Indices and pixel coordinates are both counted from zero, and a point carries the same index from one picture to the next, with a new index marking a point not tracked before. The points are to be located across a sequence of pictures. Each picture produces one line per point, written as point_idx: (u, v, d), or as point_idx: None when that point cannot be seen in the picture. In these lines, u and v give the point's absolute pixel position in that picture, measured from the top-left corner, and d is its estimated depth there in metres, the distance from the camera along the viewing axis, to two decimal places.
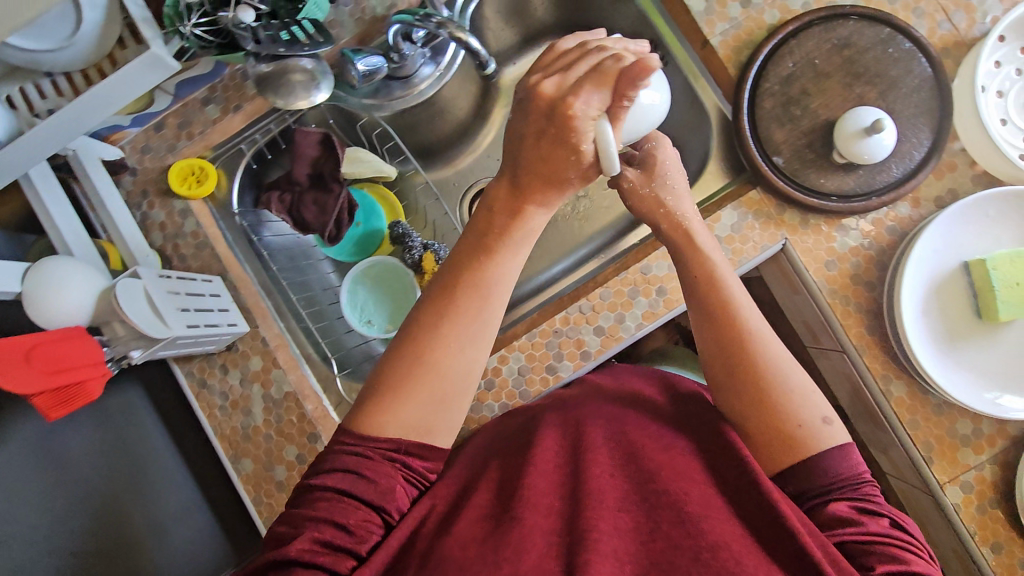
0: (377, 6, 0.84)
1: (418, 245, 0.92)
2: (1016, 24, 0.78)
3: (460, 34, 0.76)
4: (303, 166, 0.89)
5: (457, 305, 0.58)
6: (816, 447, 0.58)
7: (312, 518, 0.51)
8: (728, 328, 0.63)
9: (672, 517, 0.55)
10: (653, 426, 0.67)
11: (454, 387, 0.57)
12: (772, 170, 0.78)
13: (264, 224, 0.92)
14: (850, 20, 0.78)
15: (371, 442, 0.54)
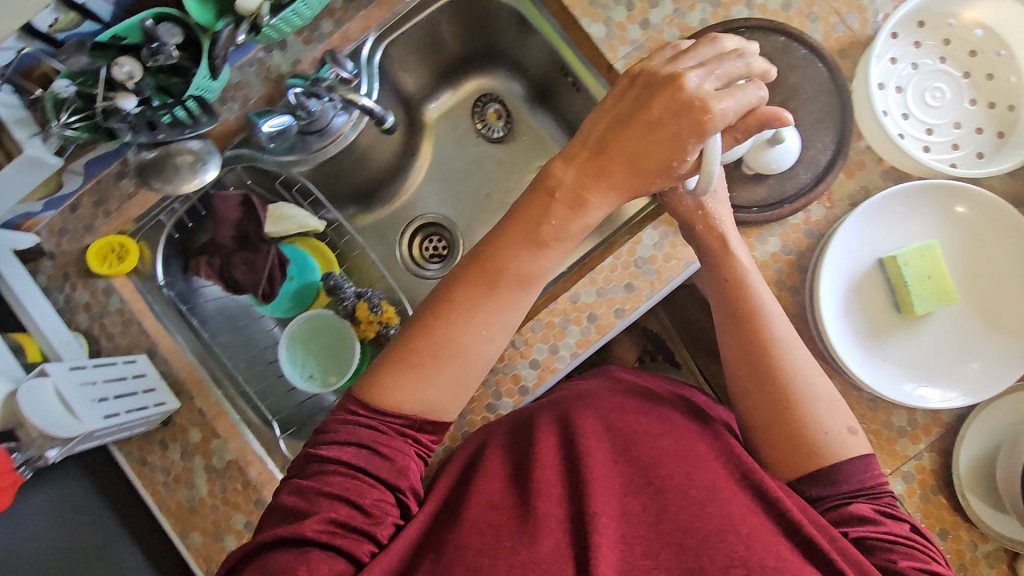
0: (281, 64, 0.85)
1: (351, 294, 0.91)
2: (906, 20, 0.79)
3: (350, 95, 0.79)
4: (227, 229, 0.88)
5: (497, 295, 0.61)
6: (841, 454, 0.62)
7: (330, 493, 0.56)
8: (760, 324, 0.68)
9: (685, 499, 0.58)
10: (659, 412, 0.71)
11: (473, 372, 0.62)
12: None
13: (197, 290, 0.92)
14: (745, 34, 0.80)
15: (382, 417, 0.60)
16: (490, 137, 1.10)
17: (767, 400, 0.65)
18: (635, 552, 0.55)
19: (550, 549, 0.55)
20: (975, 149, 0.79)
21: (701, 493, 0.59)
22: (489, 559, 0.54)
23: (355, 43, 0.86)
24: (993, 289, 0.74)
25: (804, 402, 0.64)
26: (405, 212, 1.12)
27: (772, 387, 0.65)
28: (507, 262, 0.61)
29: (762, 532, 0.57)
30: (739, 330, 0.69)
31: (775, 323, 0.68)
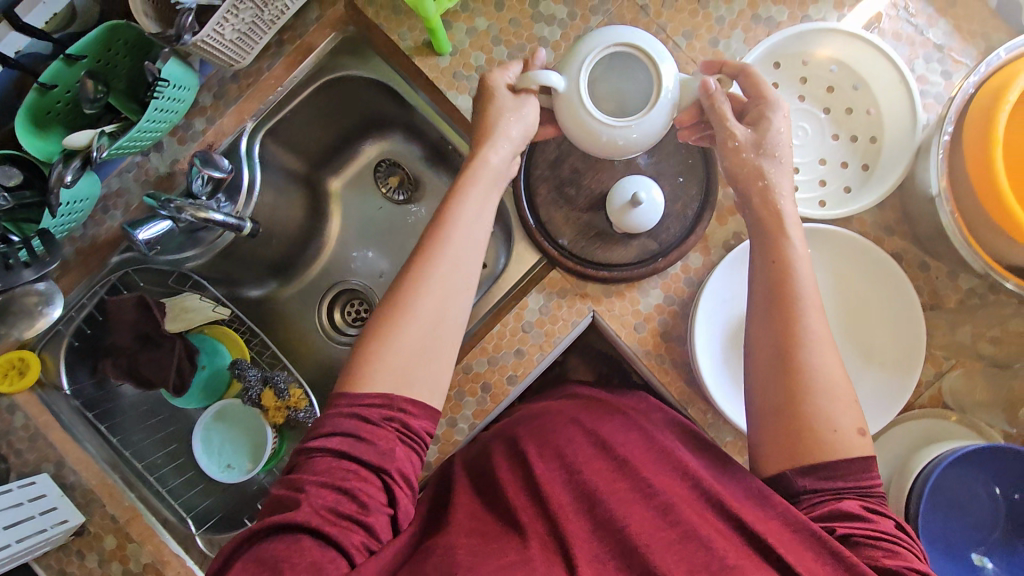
0: (160, 166, 0.86)
1: (255, 381, 0.92)
2: (760, 64, 0.81)
3: (202, 213, 0.79)
4: (126, 332, 0.90)
5: (428, 255, 0.67)
6: (843, 452, 0.60)
7: (315, 482, 0.57)
8: (799, 321, 0.63)
9: (650, 504, 0.61)
10: (620, 426, 0.74)
11: (426, 333, 0.64)
12: (559, 251, 0.82)
13: (109, 394, 0.93)
14: None
15: (364, 401, 0.60)
16: (396, 200, 1.11)
17: (773, 374, 0.63)
18: (609, 564, 0.57)
19: (538, 553, 0.57)
20: (842, 184, 0.80)
21: (665, 499, 0.61)
22: (480, 557, 0.55)
23: (231, 137, 0.87)
24: (875, 304, 0.75)
25: (825, 402, 0.61)
26: (322, 282, 1.13)
27: (792, 380, 0.62)
28: (448, 230, 0.68)
29: (728, 540, 0.57)
30: (777, 319, 0.64)
31: (811, 319, 0.64)
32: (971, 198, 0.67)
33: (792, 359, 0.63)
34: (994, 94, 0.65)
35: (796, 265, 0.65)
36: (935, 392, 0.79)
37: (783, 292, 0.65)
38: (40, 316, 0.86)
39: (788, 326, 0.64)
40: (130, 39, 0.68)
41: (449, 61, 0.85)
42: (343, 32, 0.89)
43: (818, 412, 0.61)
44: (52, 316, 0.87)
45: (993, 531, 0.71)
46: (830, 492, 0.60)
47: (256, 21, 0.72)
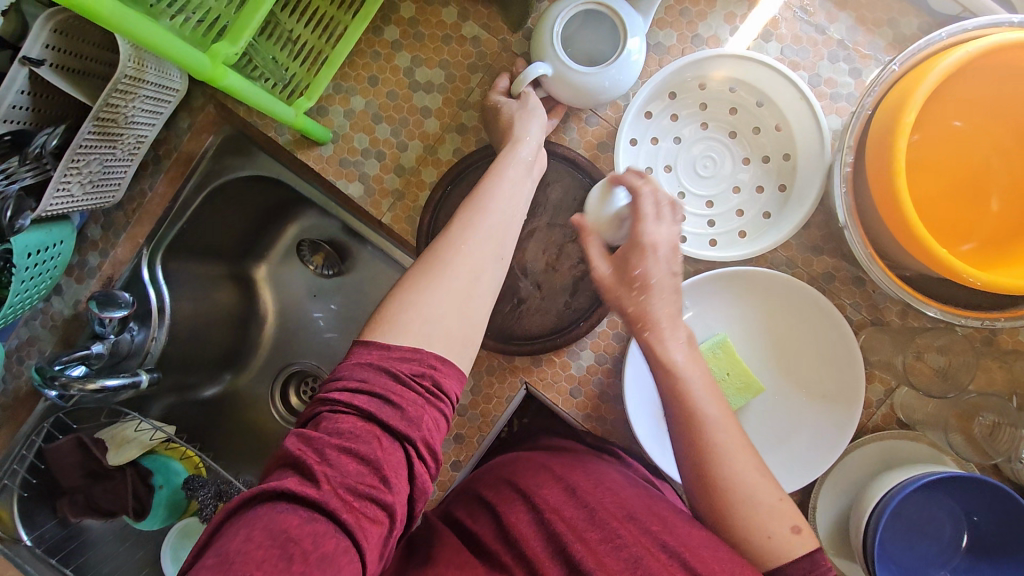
0: (63, 308, 0.84)
1: (210, 501, 0.91)
2: (654, 97, 0.75)
3: (92, 383, 0.75)
4: (72, 473, 0.89)
5: (464, 212, 0.61)
6: (787, 555, 0.55)
7: (341, 445, 0.47)
8: (703, 436, 0.57)
9: (619, 556, 0.57)
10: (591, 475, 0.67)
11: (464, 280, 0.57)
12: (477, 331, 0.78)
13: (73, 532, 0.92)
14: None
15: (392, 356, 0.52)
16: (326, 275, 1.08)
17: (705, 496, 0.57)
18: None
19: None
20: (760, 210, 0.76)
21: (633, 551, 0.57)
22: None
23: (129, 266, 0.85)
24: (805, 339, 0.71)
25: (750, 510, 0.56)
26: (272, 366, 1.10)
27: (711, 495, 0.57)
28: (485, 186, 0.64)
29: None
30: (684, 435, 0.58)
31: (718, 428, 0.57)
32: (880, 225, 0.62)
33: (707, 472, 0.57)
34: (892, 115, 0.59)
35: (690, 380, 0.58)
36: (887, 410, 0.74)
37: (684, 411, 0.58)
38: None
39: (697, 441, 0.57)
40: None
41: (332, 149, 0.81)
42: (222, 133, 0.85)
43: (743, 517, 0.56)
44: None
45: (954, 555, 0.68)
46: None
47: (108, 163, 0.69)
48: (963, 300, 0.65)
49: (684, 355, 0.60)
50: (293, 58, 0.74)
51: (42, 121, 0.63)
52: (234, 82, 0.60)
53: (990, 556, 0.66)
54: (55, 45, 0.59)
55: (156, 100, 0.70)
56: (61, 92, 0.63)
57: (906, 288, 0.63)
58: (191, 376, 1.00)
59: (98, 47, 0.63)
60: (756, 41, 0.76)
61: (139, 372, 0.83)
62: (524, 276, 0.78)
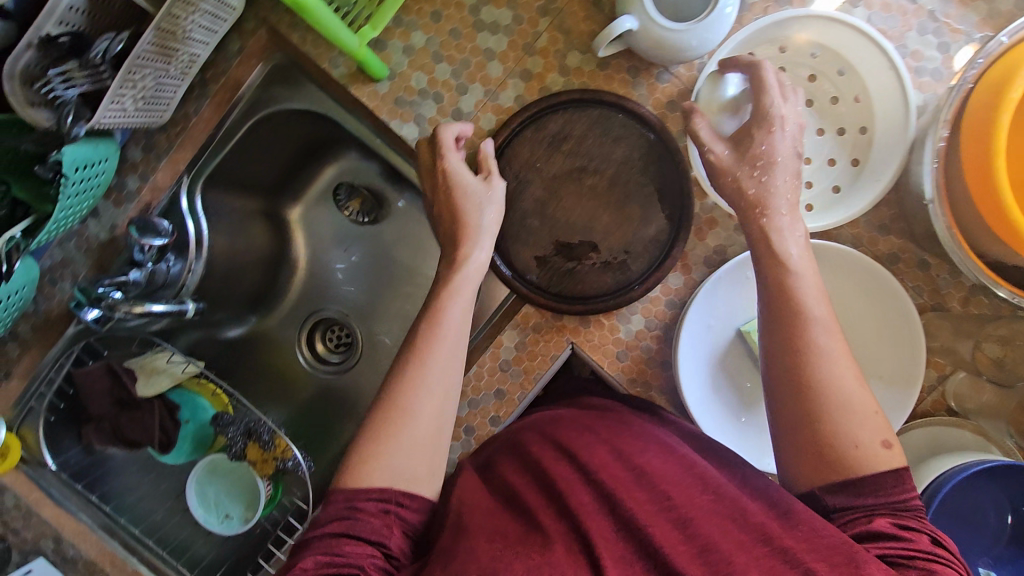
0: (99, 232, 0.82)
1: (239, 437, 0.92)
2: (731, 58, 0.72)
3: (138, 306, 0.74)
4: (101, 400, 0.88)
5: (417, 344, 0.62)
6: (867, 469, 0.53)
7: (316, 559, 0.51)
8: (804, 336, 0.57)
9: (666, 510, 0.55)
10: (644, 438, 0.66)
11: (423, 428, 0.58)
12: (530, 289, 0.76)
13: (98, 459, 0.91)
14: (597, 106, 0.74)
15: (362, 494, 0.55)
16: (361, 222, 1.06)
17: (796, 392, 0.56)
18: (636, 567, 0.51)
19: (564, 558, 0.51)
20: (831, 183, 0.73)
21: (683, 514, 0.54)
22: (505, 561, 0.50)
23: (168, 192, 0.82)
24: (869, 315, 0.69)
25: (844, 418, 0.54)
26: (301, 311, 1.08)
27: (803, 400, 0.56)
28: (445, 302, 0.64)
29: (746, 550, 0.51)
30: (784, 335, 0.58)
31: (820, 333, 0.57)
32: (969, 204, 0.60)
33: (804, 375, 0.56)
34: (995, 91, 0.56)
35: (795, 283, 0.60)
36: (938, 396, 0.73)
37: (792, 303, 0.59)
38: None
39: (795, 335, 0.57)
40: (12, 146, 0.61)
41: (388, 86, 0.77)
42: (271, 61, 0.81)
43: (836, 422, 0.55)
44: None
45: (997, 544, 0.68)
46: (858, 503, 0.53)
47: (161, 81, 0.65)
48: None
49: (796, 254, 0.61)
50: None
51: (97, 26, 0.60)
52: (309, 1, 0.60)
53: None
54: None
55: (213, 16, 0.66)
56: None
57: (986, 271, 0.61)
58: (221, 314, 0.98)
59: None
60: (843, 6, 0.72)
61: (186, 301, 0.83)
62: (582, 232, 0.76)
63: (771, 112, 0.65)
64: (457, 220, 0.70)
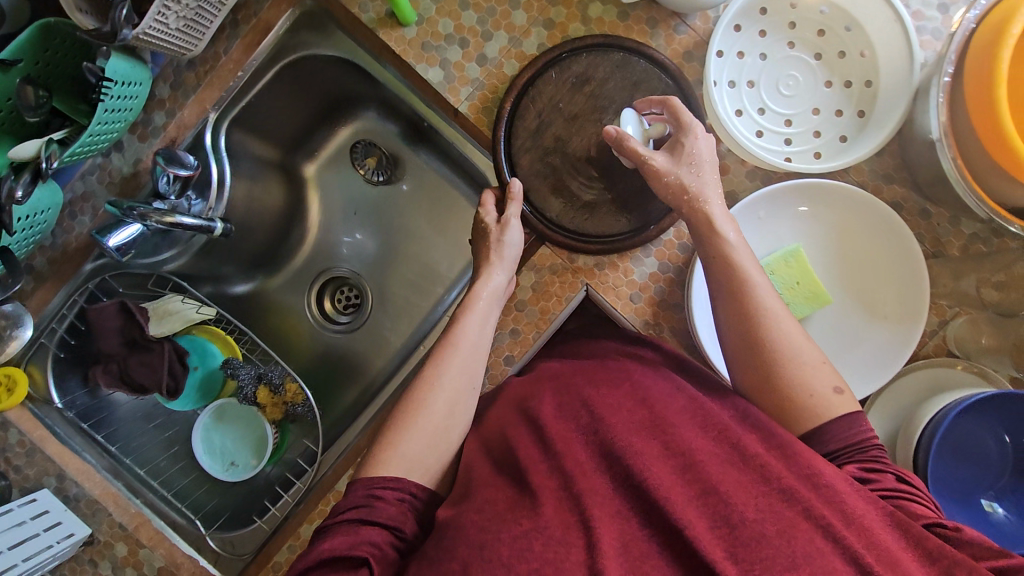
0: (123, 166, 0.83)
1: (249, 380, 0.92)
2: (745, 10, 0.76)
3: (169, 216, 0.73)
4: (111, 338, 0.86)
5: (437, 356, 0.68)
6: (824, 415, 0.59)
7: (341, 543, 0.54)
8: (748, 297, 0.62)
9: (669, 455, 0.56)
10: (654, 377, 0.68)
11: (439, 419, 0.63)
12: (548, 227, 0.79)
13: (103, 402, 0.90)
14: (616, 52, 0.77)
15: (382, 484, 0.58)
16: (375, 181, 1.07)
17: (754, 352, 0.62)
18: (632, 521, 0.53)
19: (553, 517, 0.53)
20: (837, 133, 0.76)
21: (687, 457, 0.56)
22: (491, 533, 0.52)
23: (194, 130, 0.83)
24: (870, 251, 0.72)
25: (795, 371, 0.60)
26: (311, 269, 1.08)
27: (762, 359, 0.61)
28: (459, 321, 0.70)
29: (745, 489, 0.53)
30: (730, 300, 0.63)
31: (761, 292, 0.62)
32: (973, 137, 0.63)
33: (757, 336, 0.61)
34: (996, 29, 0.60)
35: (730, 249, 0.64)
36: (939, 341, 0.76)
37: (733, 274, 0.63)
38: (12, 338, 0.82)
39: (744, 304, 0.62)
40: (64, 44, 0.63)
41: (416, 32, 0.80)
42: (302, 6, 0.84)
43: (789, 374, 0.60)
44: (25, 337, 0.83)
45: (1000, 478, 0.69)
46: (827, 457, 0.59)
47: (202, 6, 0.67)
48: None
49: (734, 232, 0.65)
50: None
51: None
52: None
53: None
54: None
55: None
56: None
57: (997, 209, 0.63)
58: (234, 263, 0.99)
59: None
60: None
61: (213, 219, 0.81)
62: (598, 175, 0.79)
63: (689, 122, 0.70)
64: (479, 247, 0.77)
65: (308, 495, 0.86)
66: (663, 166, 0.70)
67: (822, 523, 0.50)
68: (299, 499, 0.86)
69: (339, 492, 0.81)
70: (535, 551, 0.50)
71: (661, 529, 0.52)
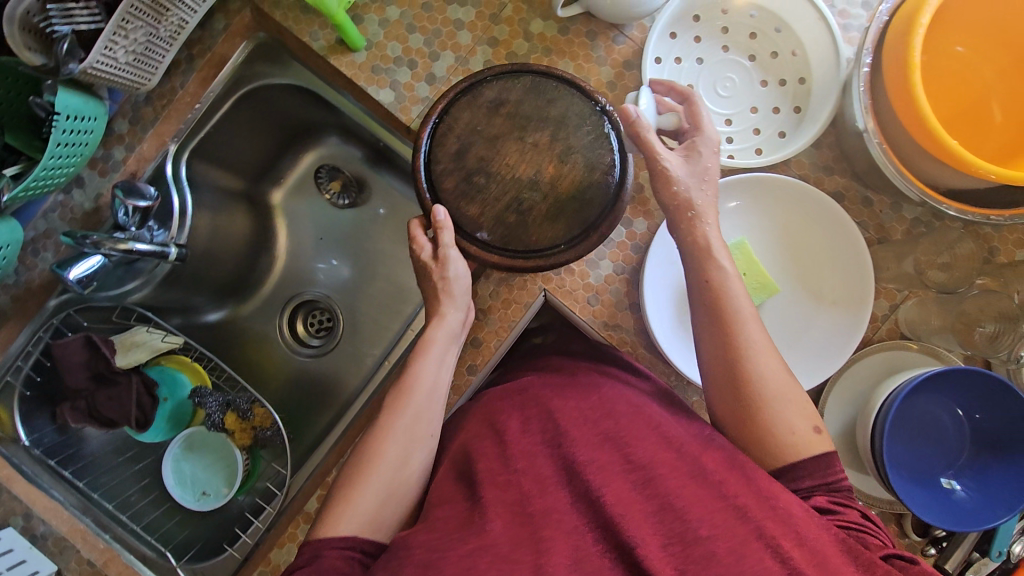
0: (83, 201, 0.85)
1: (216, 407, 0.93)
2: (678, 19, 0.79)
3: (122, 243, 0.75)
4: (77, 374, 0.86)
5: (388, 406, 0.65)
6: (800, 451, 0.60)
7: None
8: (738, 331, 0.62)
9: (630, 468, 0.57)
10: (619, 391, 0.70)
11: (391, 477, 0.62)
12: (481, 248, 0.68)
13: (71, 439, 0.89)
14: (527, 74, 0.70)
15: (329, 543, 0.57)
16: (341, 205, 1.09)
17: (734, 384, 0.62)
18: (588, 536, 0.53)
19: (502, 534, 0.52)
20: (776, 129, 0.79)
21: (647, 472, 0.57)
22: (440, 551, 0.52)
23: (154, 162, 0.85)
24: (821, 251, 0.74)
25: (775, 409, 0.61)
26: (281, 295, 1.09)
27: (741, 391, 0.62)
28: (412, 363, 0.67)
29: (701, 504, 0.54)
30: (717, 330, 0.63)
31: (751, 329, 0.62)
32: (898, 126, 0.65)
33: (739, 370, 0.62)
34: (908, 20, 0.62)
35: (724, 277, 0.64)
36: (892, 324, 0.77)
37: (723, 306, 0.63)
38: None
39: (730, 337, 0.62)
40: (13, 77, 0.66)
41: (365, 56, 0.83)
42: (254, 39, 0.87)
43: (768, 411, 0.61)
44: None
45: (960, 456, 0.71)
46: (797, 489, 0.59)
47: (151, 40, 0.70)
48: (1002, 203, 0.66)
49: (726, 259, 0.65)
50: None
51: None
52: None
53: (997, 451, 0.68)
54: None
55: None
56: None
57: (927, 191, 0.67)
58: (202, 293, 0.99)
59: None
60: None
61: (169, 245, 0.83)
62: (529, 185, 0.68)
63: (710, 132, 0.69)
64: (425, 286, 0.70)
65: (279, 518, 0.86)
66: (674, 169, 0.68)
67: (772, 543, 0.51)
68: (270, 523, 0.86)
69: (308, 514, 0.80)
70: (480, 568, 0.50)
71: (615, 544, 0.52)
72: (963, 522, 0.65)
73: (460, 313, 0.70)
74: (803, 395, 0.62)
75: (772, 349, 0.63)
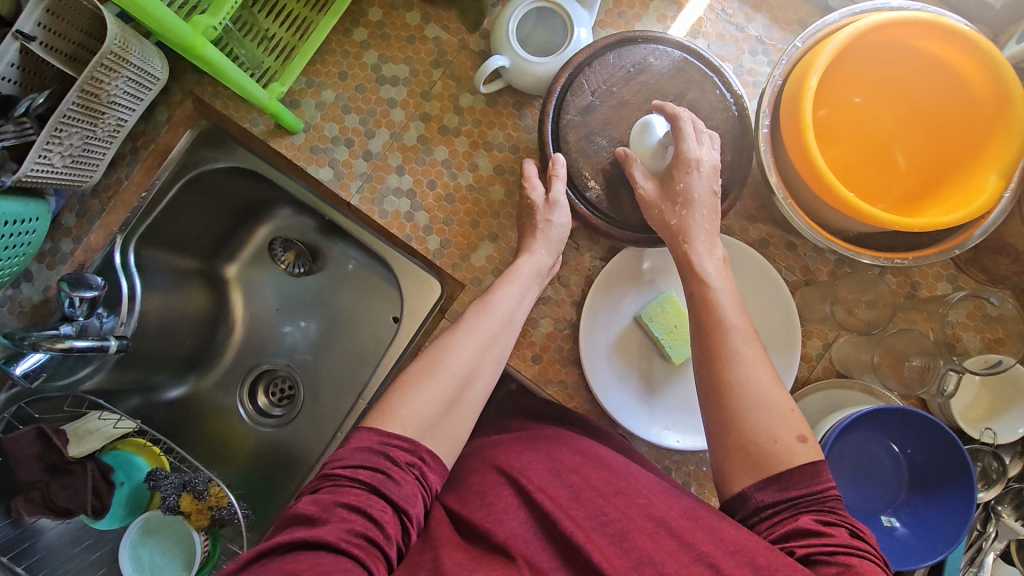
0: (32, 294, 0.86)
1: (173, 489, 0.92)
2: None
3: (60, 343, 0.76)
4: (30, 466, 0.85)
5: (466, 319, 0.71)
6: (775, 466, 0.58)
7: (345, 505, 0.53)
8: (725, 346, 0.63)
9: (608, 531, 0.56)
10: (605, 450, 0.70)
11: (457, 390, 0.65)
12: (584, 206, 0.76)
13: (26, 533, 0.88)
14: (674, 53, 0.76)
15: (393, 440, 0.59)
16: (296, 273, 1.10)
17: (721, 397, 0.62)
18: None
19: None
20: None
21: (622, 527, 0.56)
22: None
23: (102, 252, 0.88)
24: (750, 294, 0.77)
25: (755, 419, 0.60)
26: (241, 367, 1.09)
27: (724, 402, 0.61)
28: (499, 290, 0.73)
29: (677, 558, 0.53)
30: (704, 338, 0.64)
31: (737, 342, 0.63)
32: (799, 181, 0.69)
33: (723, 382, 0.62)
34: (799, 80, 0.66)
35: (713, 295, 0.66)
36: (826, 363, 0.80)
37: (714, 320, 0.65)
38: None
39: (716, 349, 0.63)
40: None
41: (304, 138, 0.86)
42: (197, 127, 0.92)
43: (751, 421, 0.60)
44: None
45: (900, 492, 0.72)
46: (783, 502, 0.57)
47: (89, 141, 0.73)
48: (905, 245, 0.70)
49: (715, 274, 0.68)
50: (268, 53, 0.82)
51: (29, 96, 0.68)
52: (213, 54, 0.66)
53: (932, 486, 0.70)
54: (47, 23, 0.64)
55: (138, 86, 0.76)
56: (49, 70, 0.69)
57: (836, 242, 0.70)
58: (159, 374, 1.00)
59: (83, 32, 0.69)
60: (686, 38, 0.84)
61: (110, 337, 0.83)
62: None
63: (688, 155, 0.69)
64: (528, 222, 0.77)
65: None
66: (650, 195, 0.72)
67: None
68: None
69: None
70: None
71: None
72: (902, 561, 0.67)
73: (550, 258, 0.76)
74: (789, 406, 0.61)
75: (762, 365, 0.63)
